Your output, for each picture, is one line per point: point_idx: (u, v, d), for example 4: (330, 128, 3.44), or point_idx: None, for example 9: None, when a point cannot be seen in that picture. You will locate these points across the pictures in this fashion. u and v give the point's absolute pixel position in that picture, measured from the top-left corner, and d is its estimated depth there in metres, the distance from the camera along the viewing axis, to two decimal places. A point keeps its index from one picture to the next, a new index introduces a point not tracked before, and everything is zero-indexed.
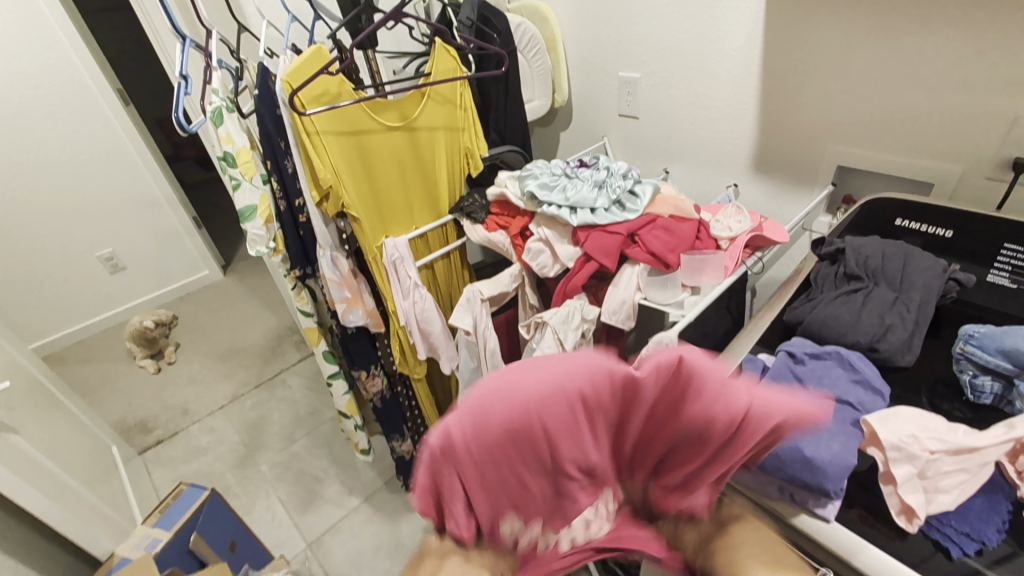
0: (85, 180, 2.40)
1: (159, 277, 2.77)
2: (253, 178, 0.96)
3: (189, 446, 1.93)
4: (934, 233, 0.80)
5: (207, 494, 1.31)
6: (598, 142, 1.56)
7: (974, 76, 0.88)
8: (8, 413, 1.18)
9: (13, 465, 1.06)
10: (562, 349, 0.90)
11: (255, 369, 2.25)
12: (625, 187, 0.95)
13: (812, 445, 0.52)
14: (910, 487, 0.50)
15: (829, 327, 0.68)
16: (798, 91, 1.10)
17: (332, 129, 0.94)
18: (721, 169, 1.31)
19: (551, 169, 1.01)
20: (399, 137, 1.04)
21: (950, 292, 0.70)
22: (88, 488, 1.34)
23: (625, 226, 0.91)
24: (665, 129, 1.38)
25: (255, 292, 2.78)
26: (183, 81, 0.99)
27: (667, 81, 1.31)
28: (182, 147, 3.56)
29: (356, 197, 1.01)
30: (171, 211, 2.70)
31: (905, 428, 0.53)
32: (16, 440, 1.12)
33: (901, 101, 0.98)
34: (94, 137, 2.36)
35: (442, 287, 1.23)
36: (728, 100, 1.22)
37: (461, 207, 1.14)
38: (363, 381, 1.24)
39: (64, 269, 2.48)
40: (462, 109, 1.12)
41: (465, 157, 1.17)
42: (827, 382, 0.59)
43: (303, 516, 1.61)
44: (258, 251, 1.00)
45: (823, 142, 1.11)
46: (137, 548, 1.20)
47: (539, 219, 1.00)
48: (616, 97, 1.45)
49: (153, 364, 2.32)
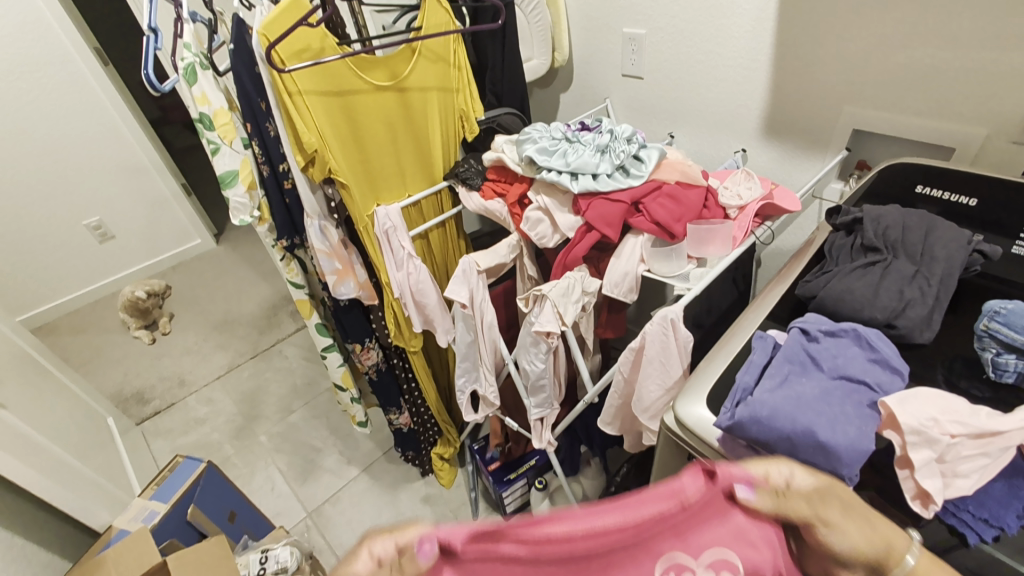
0: (65, 145, 2.31)
1: (149, 246, 2.72)
2: (233, 142, 0.91)
3: (187, 416, 1.93)
4: (957, 201, 0.76)
5: (204, 466, 1.31)
6: (599, 104, 1.49)
7: (1008, 29, 0.81)
8: None
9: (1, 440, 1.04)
10: (561, 323, 0.86)
11: (250, 340, 2.22)
12: (630, 151, 0.89)
13: (827, 429, 0.50)
14: (928, 472, 0.48)
15: (844, 302, 0.64)
16: (815, 47, 1.03)
17: (314, 88, 0.87)
18: (729, 133, 1.25)
19: (551, 132, 0.95)
20: (388, 98, 0.97)
21: (973, 265, 0.66)
22: (82, 460, 1.34)
23: (629, 194, 0.86)
24: (671, 90, 1.30)
25: (248, 261, 2.73)
26: (153, 35, 0.92)
27: (675, 38, 1.22)
28: (169, 110, 3.43)
29: (344, 162, 0.96)
30: (158, 178, 2.61)
31: (926, 411, 0.50)
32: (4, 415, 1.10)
33: (927, 58, 0.91)
34: (72, 100, 2.26)
35: (437, 258, 1.18)
36: (740, 57, 1.14)
37: (456, 173, 1.08)
38: (357, 354, 1.22)
39: (51, 238, 2.42)
40: (455, 68, 1.05)
41: (460, 119, 1.11)
42: (841, 361, 0.56)
43: (303, 486, 1.62)
44: (242, 220, 0.96)
45: (839, 103, 1.05)
46: (135, 519, 1.21)
47: (537, 186, 0.95)
48: (619, 55, 1.37)
49: (148, 335, 2.29)
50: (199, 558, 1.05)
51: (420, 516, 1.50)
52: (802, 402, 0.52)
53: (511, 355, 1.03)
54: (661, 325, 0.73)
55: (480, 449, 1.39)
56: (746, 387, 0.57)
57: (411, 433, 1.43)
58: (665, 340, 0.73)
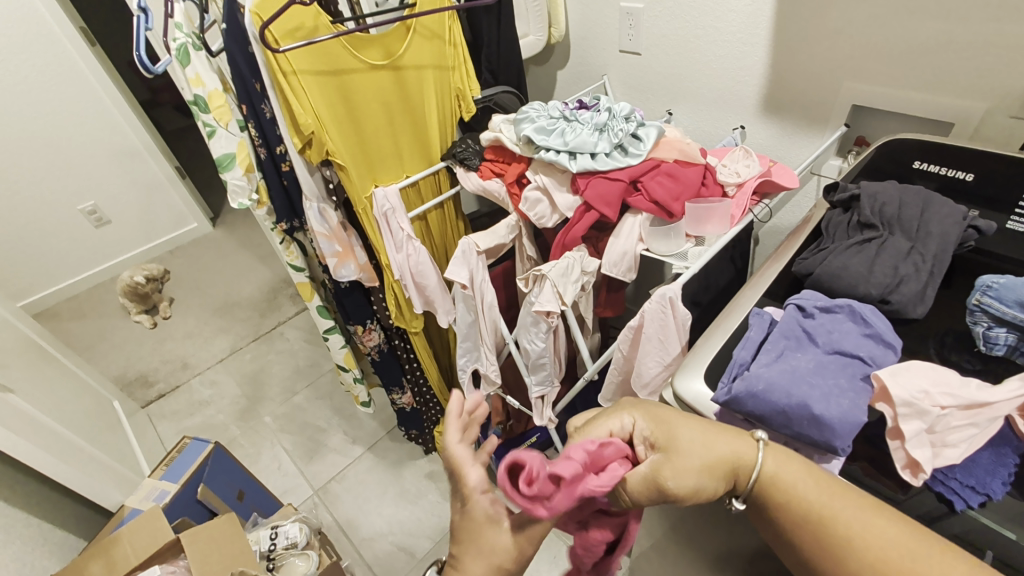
0: (56, 130, 2.28)
1: (146, 230, 2.71)
2: (229, 124, 0.92)
3: (191, 398, 1.95)
4: (954, 176, 0.76)
5: (211, 447, 1.33)
6: (597, 81, 1.47)
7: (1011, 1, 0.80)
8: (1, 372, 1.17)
9: (12, 424, 1.06)
10: (561, 302, 0.87)
11: (251, 323, 2.23)
12: (628, 130, 0.89)
13: (820, 401, 0.51)
14: (918, 442, 0.50)
15: (840, 278, 0.65)
16: (815, 21, 1.01)
17: (309, 68, 0.86)
18: (728, 109, 1.24)
19: (549, 110, 0.94)
20: (384, 77, 0.96)
21: (967, 240, 0.67)
22: (92, 443, 1.36)
23: (627, 172, 0.86)
24: (669, 66, 1.29)
25: (246, 244, 2.72)
26: (142, 14, 0.91)
27: (674, 12, 1.20)
28: (159, 91, 3.37)
29: (342, 143, 0.95)
30: (152, 162, 2.59)
31: (916, 383, 0.51)
32: (13, 400, 1.12)
33: (928, 31, 0.90)
34: (60, 82, 2.22)
35: (436, 238, 1.18)
36: (739, 32, 1.12)
37: (454, 153, 1.08)
38: (359, 335, 1.23)
39: (47, 223, 2.41)
40: (450, 45, 1.04)
41: (456, 99, 1.10)
42: (836, 336, 0.58)
43: (309, 465, 1.65)
44: (241, 204, 0.97)
45: (839, 78, 1.04)
46: (146, 499, 1.24)
47: (535, 166, 0.95)
48: (617, 30, 1.34)
49: (149, 319, 2.30)
50: (212, 534, 1.09)
51: (424, 492, 1.53)
52: (797, 375, 0.54)
53: (512, 335, 1.04)
54: (660, 303, 0.73)
55: (482, 427, 1.41)
56: (742, 362, 0.59)
57: (413, 412, 1.45)
58: (664, 318, 0.74)
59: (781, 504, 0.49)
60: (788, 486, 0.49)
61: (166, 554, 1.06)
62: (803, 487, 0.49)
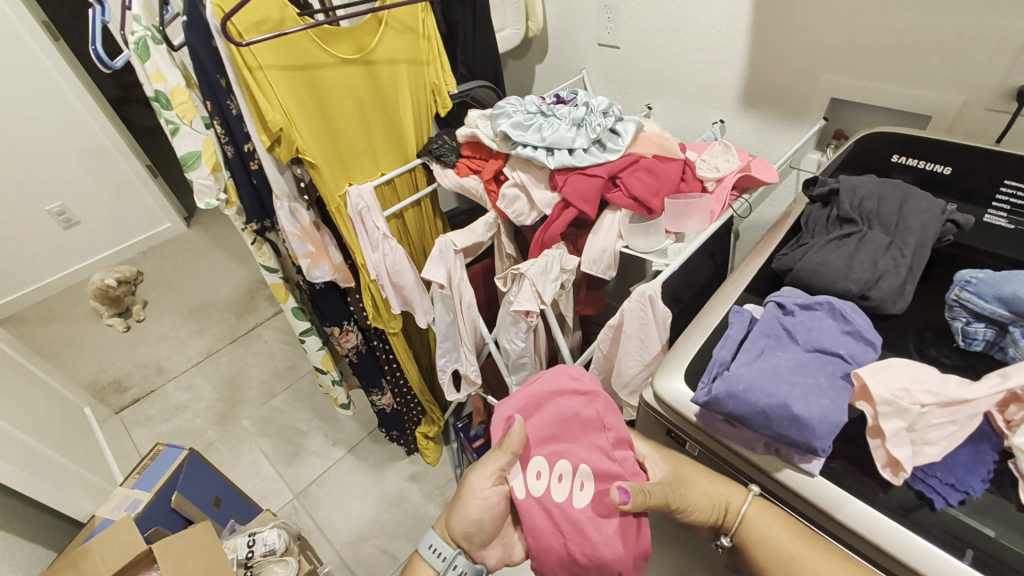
0: (18, 128, 2.19)
1: (118, 230, 2.62)
2: (193, 121, 0.88)
3: (167, 403, 1.90)
4: (932, 169, 0.76)
5: (185, 454, 1.29)
6: (576, 75, 1.45)
7: None
8: None
9: None
10: (541, 302, 0.86)
11: (229, 324, 2.18)
12: (607, 125, 0.87)
13: (801, 402, 0.50)
14: (898, 441, 0.49)
15: (819, 274, 0.64)
16: (794, 13, 1.00)
17: (276, 63, 0.83)
18: (708, 103, 1.23)
19: (525, 105, 0.92)
20: (356, 72, 0.93)
21: (946, 235, 0.66)
22: (60, 453, 1.31)
23: (605, 168, 0.84)
24: (648, 59, 1.27)
25: (222, 244, 2.66)
26: (98, 6, 0.87)
27: (652, 5, 1.19)
28: (129, 87, 3.27)
29: (312, 141, 0.92)
30: (122, 160, 2.50)
31: (897, 381, 0.50)
32: None
33: (906, 24, 0.89)
34: (22, 78, 2.13)
35: (413, 236, 1.16)
36: (718, 25, 1.11)
37: (429, 150, 1.05)
38: (336, 337, 1.20)
39: (12, 225, 2.32)
40: (424, 39, 1.01)
41: (431, 94, 1.07)
42: (816, 334, 0.56)
43: (289, 469, 1.62)
44: (208, 204, 0.93)
45: (818, 71, 1.03)
46: (118, 509, 1.19)
47: (512, 162, 0.92)
48: (595, 23, 1.32)
49: (122, 322, 2.23)
50: (186, 543, 1.05)
51: (407, 494, 1.51)
52: (778, 375, 0.53)
53: (491, 335, 1.02)
54: (639, 301, 0.72)
55: (464, 427, 1.39)
56: (722, 362, 0.58)
57: (394, 413, 1.42)
58: (644, 316, 0.73)
59: (758, 542, 0.57)
60: (761, 531, 0.57)
61: (139, 565, 1.04)
62: (776, 532, 0.56)
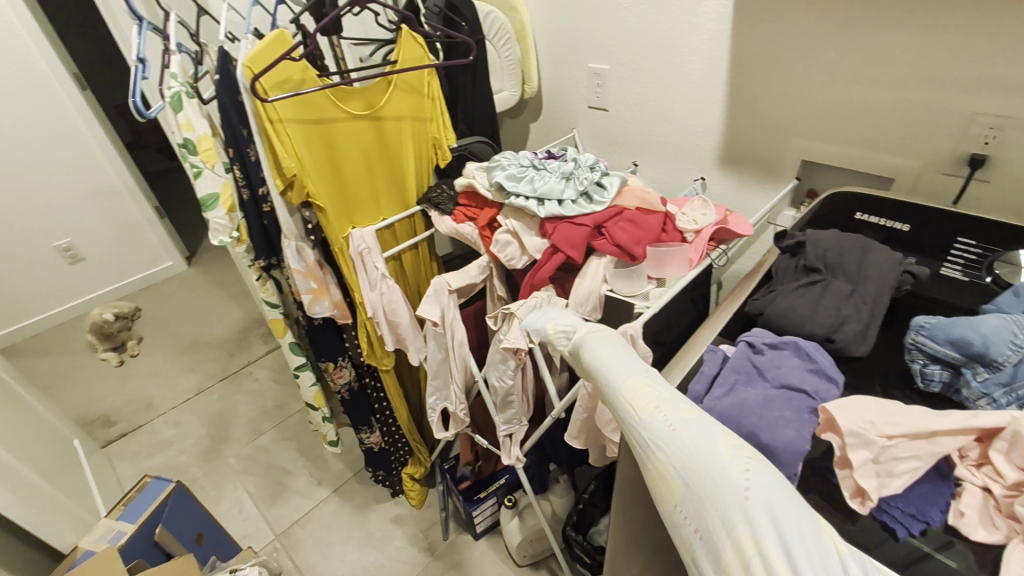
0: (16, 148, 2.15)
1: (121, 269, 2.60)
2: (215, 165, 0.88)
3: (154, 438, 1.94)
4: (893, 227, 0.81)
5: (172, 486, 1.22)
6: (567, 134, 1.56)
7: (944, 75, 0.88)
8: None
9: None
10: (529, 340, 0.89)
11: (220, 363, 2.24)
12: (593, 179, 0.95)
13: (766, 431, 0.52)
14: (865, 472, 0.50)
15: (788, 318, 0.67)
16: (765, 84, 1.10)
17: (296, 117, 0.88)
18: (688, 161, 1.32)
19: (519, 160, 1.00)
20: (365, 127, 0.99)
21: (905, 285, 0.70)
22: (52, 483, 1.27)
23: (592, 218, 0.91)
24: (633, 122, 1.38)
25: (220, 283, 2.70)
26: (141, 64, 0.86)
27: (640, 75, 1.29)
28: (145, 135, 3.50)
29: (321, 186, 0.95)
30: (133, 201, 2.52)
31: (862, 414, 0.52)
32: None
33: (866, 96, 0.98)
34: (59, 135, 2.23)
35: (410, 277, 1.22)
36: (698, 92, 1.21)
37: (428, 198, 1.11)
38: (330, 372, 1.22)
39: (15, 257, 2.29)
40: (429, 99, 1.08)
41: (433, 147, 1.14)
42: (784, 371, 0.59)
43: (272, 509, 1.66)
44: (221, 241, 0.92)
45: (789, 137, 1.12)
46: (101, 541, 1.10)
47: (505, 211, 0.99)
48: (585, 88, 1.44)
49: (117, 357, 2.27)
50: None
51: (390, 537, 1.55)
52: (746, 408, 0.55)
53: (481, 373, 1.06)
54: (621, 340, 0.76)
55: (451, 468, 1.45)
56: (697, 396, 0.59)
57: (381, 452, 1.45)
58: None
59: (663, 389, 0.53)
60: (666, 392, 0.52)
61: None
62: None
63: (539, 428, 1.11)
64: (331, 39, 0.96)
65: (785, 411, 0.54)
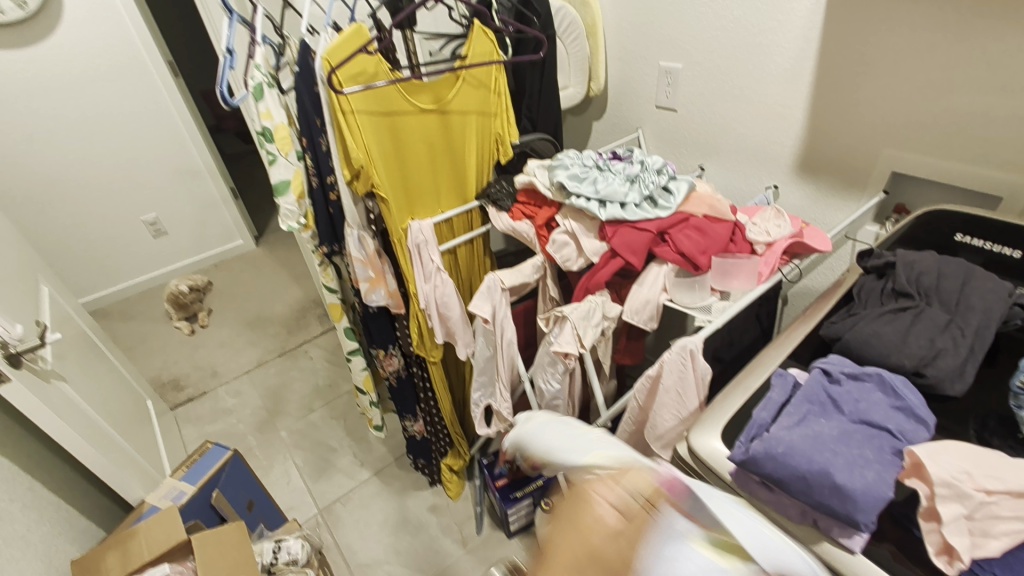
0: (115, 128, 2.33)
1: (197, 244, 2.79)
2: (289, 154, 0.92)
3: (216, 405, 2.06)
4: (999, 251, 0.72)
5: (229, 454, 1.29)
6: (631, 134, 1.51)
7: None
8: (60, 363, 1.20)
9: (67, 417, 1.07)
10: (580, 345, 0.87)
11: (279, 340, 2.36)
12: (660, 182, 0.92)
13: (843, 471, 0.47)
14: (956, 528, 0.45)
15: (869, 345, 0.62)
16: (857, 88, 1.02)
17: (367, 109, 0.89)
18: (761, 168, 1.25)
19: (583, 159, 0.97)
20: (431, 120, 1.00)
21: (1014, 320, 0.62)
22: (127, 439, 1.37)
23: (655, 224, 0.87)
24: (704, 124, 1.32)
25: (284, 264, 2.84)
26: (228, 55, 0.90)
27: (715, 74, 1.23)
28: (225, 120, 3.73)
29: (386, 178, 0.97)
30: (212, 181, 2.69)
31: (957, 463, 0.47)
32: (67, 390, 1.13)
33: (977, 105, 0.88)
34: (152, 117, 2.41)
35: (463, 271, 1.22)
36: (779, 94, 1.14)
37: (487, 194, 1.11)
38: (380, 359, 1.25)
39: (108, 228, 2.50)
40: (495, 94, 1.07)
41: (495, 143, 1.14)
42: (864, 406, 0.54)
43: (317, 484, 1.73)
44: (290, 226, 0.97)
45: (880, 146, 1.03)
46: (165, 498, 1.18)
47: (564, 211, 0.97)
48: (654, 87, 1.39)
49: (188, 326, 2.43)
50: (217, 541, 1.02)
51: (426, 524, 1.57)
52: (819, 442, 0.50)
53: (527, 373, 1.04)
54: (680, 354, 0.72)
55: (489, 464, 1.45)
56: (762, 424, 0.55)
57: (423, 440, 1.47)
58: (683, 369, 0.73)
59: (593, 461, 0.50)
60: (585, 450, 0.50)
61: (176, 554, 1.00)
62: None
63: None
64: (404, 33, 0.96)
65: (864, 450, 0.49)
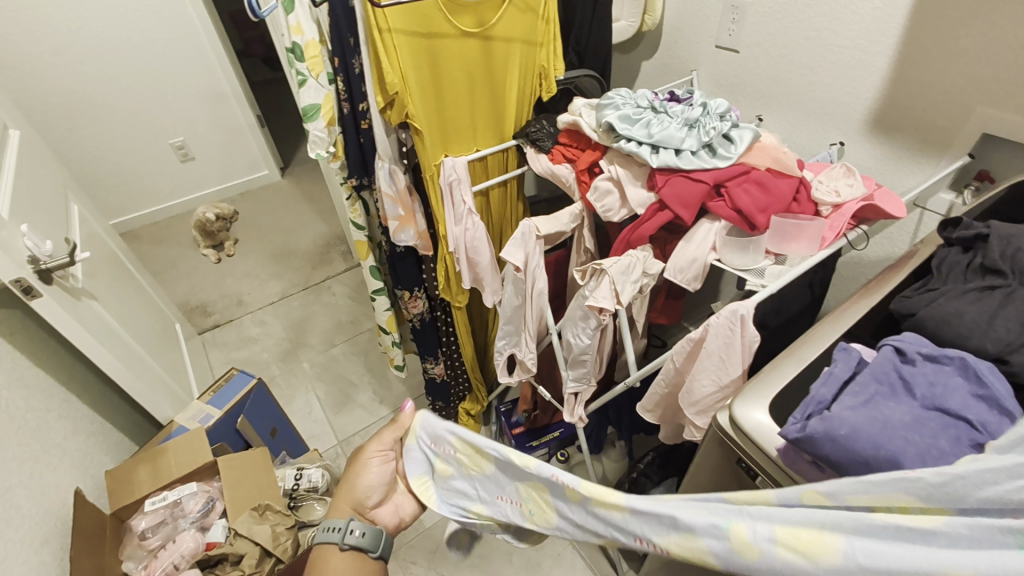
0: (141, 44, 2.25)
1: (223, 172, 2.76)
2: (320, 75, 0.85)
3: (241, 333, 2.11)
4: None
5: (254, 382, 1.32)
6: (684, 76, 1.38)
7: None
8: (90, 281, 1.20)
9: (98, 334, 1.08)
10: (618, 301, 0.81)
11: (303, 274, 2.37)
12: (721, 129, 0.83)
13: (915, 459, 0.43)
14: None
15: (947, 324, 0.56)
16: (958, 32, 0.89)
17: (404, 28, 0.82)
18: (828, 121, 1.13)
19: (636, 99, 0.89)
20: (471, 46, 0.91)
21: None
22: (156, 360, 1.40)
23: (712, 174, 0.80)
24: (769, 69, 1.19)
25: (309, 197, 2.80)
26: None
27: (791, 10, 1.09)
28: (252, 43, 3.59)
29: (421, 107, 0.90)
30: (238, 107, 2.62)
31: None
32: (98, 309, 1.14)
33: None
34: (177, 34, 2.31)
35: (494, 216, 1.17)
36: (863, 37, 1.01)
37: (526, 133, 1.03)
38: (405, 300, 1.22)
39: (136, 150, 2.48)
40: (543, 20, 0.97)
41: (539, 76, 1.03)
42: (940, 390, 0.49)
43: (337, 416, 1.77)
44: (319, 155, 0.90)
45: (975, 102, 0.91)
46: (193, 419, 1.22)
47: (610, 156, 0.89)
48: (717, 23, 1.25)
49: (215, 254, 2.45)
50: (243, 465, 1.04)
51: None
52: (889, 426, 0.46)
53: (556, 326, 1.01)
54: (729, 319, 0.68)
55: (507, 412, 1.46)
56: (821, 400, 0.51)
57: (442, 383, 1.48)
58: (730, 336, 0.68)
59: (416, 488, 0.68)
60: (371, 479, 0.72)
61: (203, 474, 1.04)
62: None
63: (607, 393, 1.05)
64: None
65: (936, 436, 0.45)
